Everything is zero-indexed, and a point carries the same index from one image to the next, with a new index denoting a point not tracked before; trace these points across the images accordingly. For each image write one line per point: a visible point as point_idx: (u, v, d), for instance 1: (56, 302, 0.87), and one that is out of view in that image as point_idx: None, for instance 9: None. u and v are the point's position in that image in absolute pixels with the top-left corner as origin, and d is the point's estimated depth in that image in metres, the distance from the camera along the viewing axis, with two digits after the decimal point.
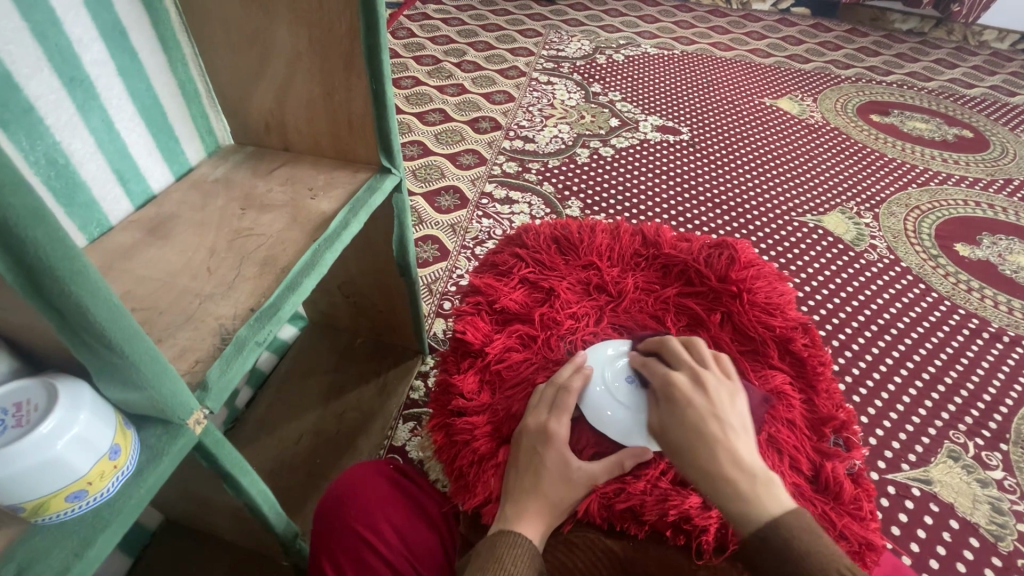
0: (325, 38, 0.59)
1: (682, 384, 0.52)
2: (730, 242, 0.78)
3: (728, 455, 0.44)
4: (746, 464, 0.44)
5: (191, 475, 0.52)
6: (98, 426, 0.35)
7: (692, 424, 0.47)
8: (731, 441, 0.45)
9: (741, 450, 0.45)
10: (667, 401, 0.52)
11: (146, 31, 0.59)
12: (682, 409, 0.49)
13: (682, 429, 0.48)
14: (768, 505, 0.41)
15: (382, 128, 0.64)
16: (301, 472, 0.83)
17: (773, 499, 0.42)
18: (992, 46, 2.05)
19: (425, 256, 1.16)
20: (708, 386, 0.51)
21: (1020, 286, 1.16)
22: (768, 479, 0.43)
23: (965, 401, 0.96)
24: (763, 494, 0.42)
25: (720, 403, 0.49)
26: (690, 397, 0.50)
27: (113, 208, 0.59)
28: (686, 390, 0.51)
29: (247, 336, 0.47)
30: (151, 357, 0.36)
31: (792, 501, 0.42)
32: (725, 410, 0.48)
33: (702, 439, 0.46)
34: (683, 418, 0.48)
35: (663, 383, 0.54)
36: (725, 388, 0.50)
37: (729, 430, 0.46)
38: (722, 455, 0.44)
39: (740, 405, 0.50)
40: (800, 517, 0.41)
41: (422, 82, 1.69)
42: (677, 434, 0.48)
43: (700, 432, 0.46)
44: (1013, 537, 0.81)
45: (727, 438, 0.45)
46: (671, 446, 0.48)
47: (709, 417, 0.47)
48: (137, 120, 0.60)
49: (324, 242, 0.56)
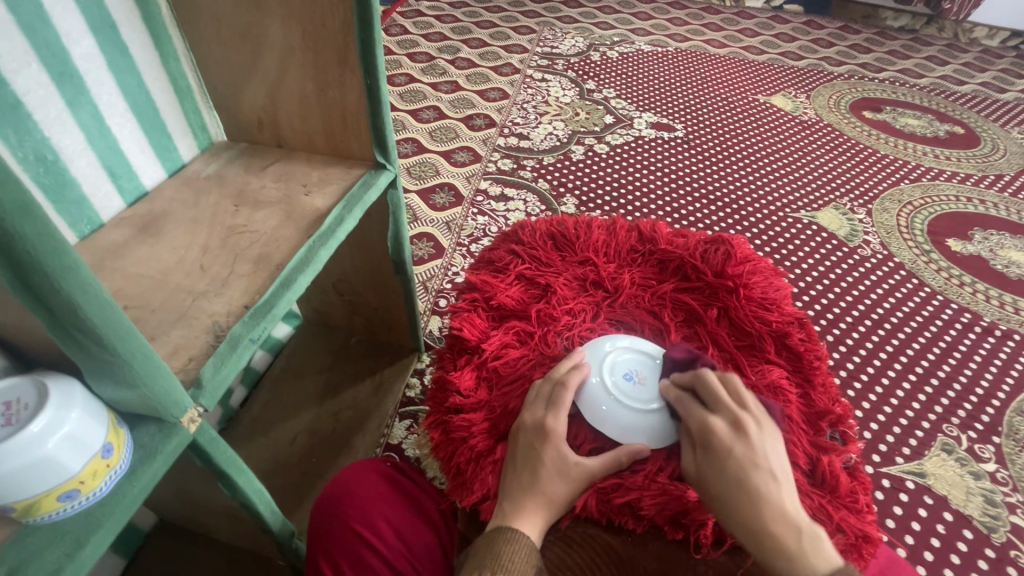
0: (318, 33, 0.58)
1: (722, 432, 0.50)
2: (726, 237, 0.78)
3: (778, 516, 0.44)
4: (794, 525, 0.44)
5: (185, 474, 0.51)
6: (91, 425, 0.35)
7: (738, 479, 0.46)
8: (777, 499, 0.45)
9: (787, 508, 0.45)
10: (706, 449, 0.50)
11: (137, 26, 0.58)
12: (725, 461, 0.48)
13: (726, 483, 0.47)
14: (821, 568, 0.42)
15: (377, 124, 0.63)
16: (297, 471, 0.83)
17: (823, 560, 0.43)
18: (983, 43, 2.06)
19: (420, 253, 1.16)
20: (750, 434, 0.49)
21: (1011, 280, 1.17)
22: (814, 538, 0.44)
23: (958, 395, 0.97)
24: (813, 556, 0.43)
25: (763, 455, 0.48)
26: (732, 447, 0.49)
27: (104, 205, 0.58)
28: (727, 439, 0.49)
29: (241, 333, 0.47)
30: (145, 355, 0.36)
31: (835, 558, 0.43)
32: (769, 463, 0.48)
33: (750, 497, 0.45)
34: (727, 471, 0.47)
35: (699, 426, 0.52)
36: (765, 437, 0.50)
37: (774, 486, 0.46)
38: (770, 516, 0.44)
39: (779, 453, 0.50)
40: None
41: (416, 79, 1.68)
42: (721, 489, 0.47)
43: (748, 488, 0.46)
44: (1006, 529, 0.82)
45: (777, 497, 0.45)
46: (713, 499, 0.47)
47: (754, 472, 0.47)
48: (128, 116, 0.59)
49: (319, 239, 0.56)
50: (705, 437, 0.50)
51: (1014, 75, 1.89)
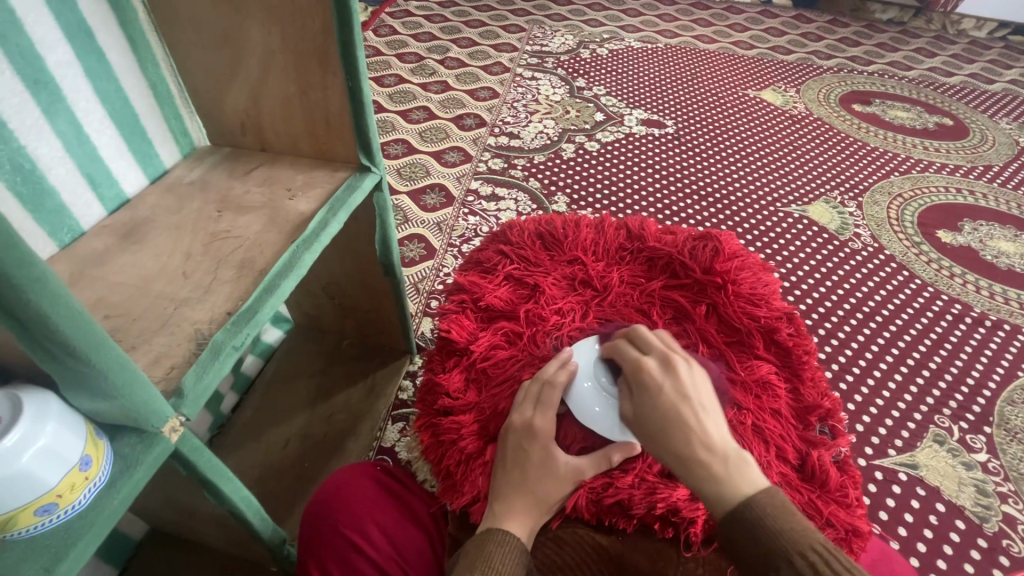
0: (298, 36, 0.57)
1: (652, 369, 0.52)
2: (714, 233, 0.78)
3: (703, 442, 0.45)
4: (718, 446, 0.45)
5: (171, 482, 0.51)
6: (67, 437, 0.34)
7: (664, 408, 0.48)
8: (702, 423, 0.47)
9: (712, 431, 0.46)
10: (638, 388, 0.52)
11: (113, 31, 0.58)
12: (654, 394, 0.50)
13: (655, 413, 0.48)
14: (742, 485, 0.43)
15: (360, 126, 0.63)
16: (289, 476, 0.82)
17: (748, 480, 0.43)
18: (971, 34, 2.07)
19: (411, 255, 1.15)
20: (679, 370, 0.51)
21: (1001, 271, 1.18)
22: (739, 459, 0.45)
23: (949, 386, 0.97)
24: (735, 474, 0.44)
25: (691, 387, 0.49)
26: (661, 382, 0.50)
27: (85, 213, 0.58)
28: (657, 375, 0.51)
29: (224, 340, 0.46)
30: (120, 365, 0.36)
31: (763, 480, 0.44)
32: (698, 395, 0.49)
33: (676, 423, 0.47)
34: (656, 403, 0.49)
35: (633, 367, 0.54)
36: (694, 374, 0.51)
37: (702, 415, 0.47)
38: (693, 440, 0.45)
39: (710, 390, 0.51)
40: (773, 495, 0.42)
41: (406, 80, 1.68)
42: (652, 419, 0.48)
43: (675, 416, 0.47)
44: (998, 519, 0.82)
45: (703, 424, 0.46)
46: (646, 431, 0.49)
47: (681, 401, 0.48)
48: (107, 122, 0.59)
49: (302, 244, 0.55)
50: (637, 376, 0.52)
51: (1003, 66, 1.90)
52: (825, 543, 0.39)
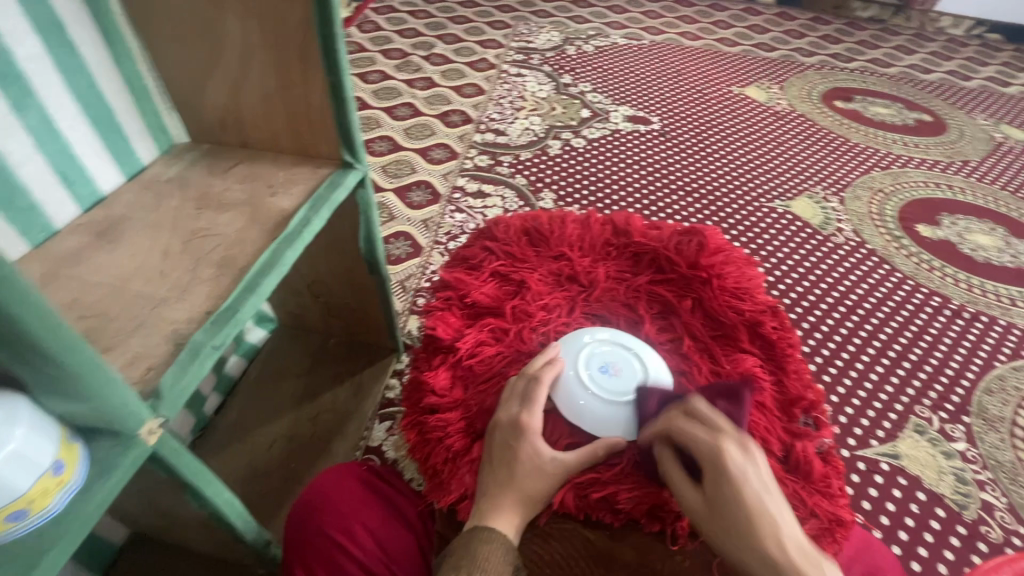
0: (277, 30, 0.56)
1: (733, 454, 0.46)
2: (699, 228, 0.79)
3: (804, 556, 0.41)
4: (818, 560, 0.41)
5: (151, 485, 0.50)
6: (39, 442, 0.34)
7: (755, 512, 0.43)
8: (792, 528, 0.42)
9: (800, 537, 0.42)
10: (715, 476, 0.45)
11: (85, 24, 0.56)
12: (740, 488, 0.44)
13: (743, 513, 0.43)
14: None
15: (342, 123, 0.62)
16: (275, 478, 0.81)
17: None
18: (948, 32, 2.10)
19: (397, 253, 1.14)
20: (760, 463, 0.46)
21: (979, 264, 1.20)
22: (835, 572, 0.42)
23: (929, 377, 0.99)
24: None
25: (771, 482, 0.45)
26: (745, 475, 0.45)
27: (58, 212, 0.56)
28: (740, 462, 0.45)
29: (203, 340, 0.45)
30: (93, 366, 0.35)
31: None
32: (781, 496, 0.44)
33: (770, 529, 0.42)
34: (745, 501, 0.43)
35: (707, 448, 0.47)
36: (765, 461, 0.46)
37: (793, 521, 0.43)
38: (793, 553, 0.41)
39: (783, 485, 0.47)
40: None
41: (391, 76, 1.66)
42: (740, 523, 0.42)
43: (769, 522, 0.42)
44: (977, 506, 0.84)
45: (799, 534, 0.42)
46: (728, 533, 0.43)
47: (769, 501, 0.43)
48: (80, 118, 0.57)
49: (284, 241, 0.54)
50: (715, 461, 0.46)
51: (979, 63, 1.93)
52: None
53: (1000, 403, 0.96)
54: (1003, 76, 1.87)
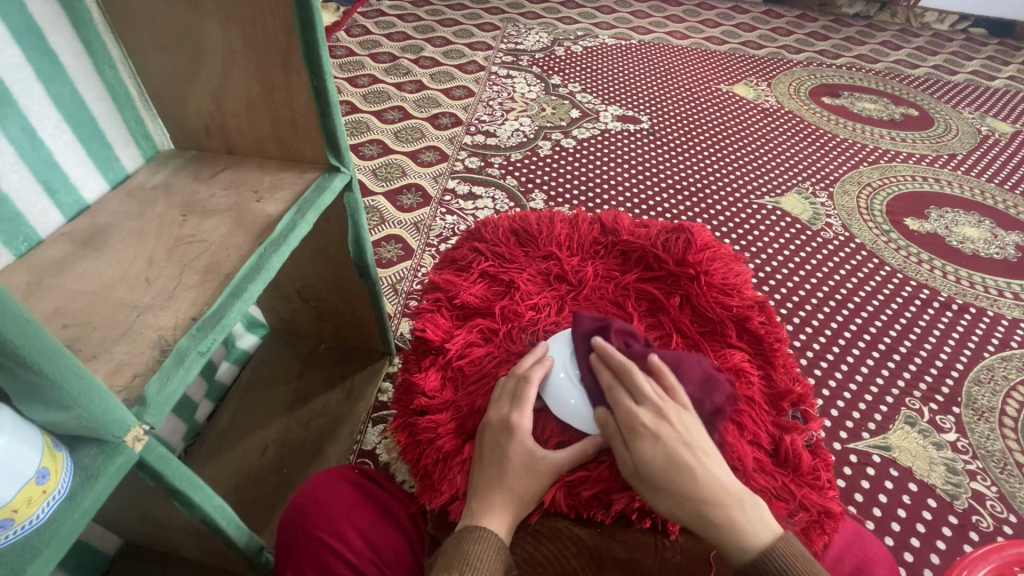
0: (258, 37, 0.56)
1: (647, 419, 0.51)
2: (686, 225, 0.79)
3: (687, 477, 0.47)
4: (733, 498, 0.46)
5: (139, 493, 0.49)
6: (21, 452, 0.34)
7: (668, 460, 0.47)
8: (716, 475, 0.47)
9: (724, 480, 0.47)
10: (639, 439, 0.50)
11: (66, 33, 0.56)
12: (656, 446, 0.49)
13: (663, 476, 0.47)
14: (763, 537, 0.45)
15: (327, 126, 0.62)
16: (267, 485, 0.81)
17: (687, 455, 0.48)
18: (933, 27, 2.13)
19: (388, 256, 1.14)
20: (671, 420, 0.51)
21: (967, 256, 1.21)
22: (753, 508, 0.47)
23: (918, 368, 1.00)
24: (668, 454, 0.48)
25: (687, 433, 0.50)
26: (656, 429, 0.50)
27: (42, 220, 0.56)
28: (651, 423, 0.50)
29: (188, 347, 0.45)
30: (76, 374, 0.35)
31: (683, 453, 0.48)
32: (698, 445, 0.49)
33: (686, 478, 0.47)
34: (661, 458, 0.48)
35: (623, 414, 0.52)
36: (686, 418, 0.51)
37: (704, 465, 0.48)
38: (685, 460, 0.48)
39: (701, 435, 0.51)
40: (791, 543, 0.45)
41: (380, 80, 1.66)
42: (660, 481, 0.47)
43: (678, 470, 0.47)
44: (967, 495, 0.85)
45: (704, 474, 0.47)
46: (655, 494, 0.48)
47: (687, 453, 0.48)
48: (63, 127, 0.57)
49: (270, 246, 0.54)
50: (632, 426, 0.51)
51: (964, 57, 1.95)
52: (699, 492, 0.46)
53: (989, 393, 0.97)
54: (988, 69, 1.89)
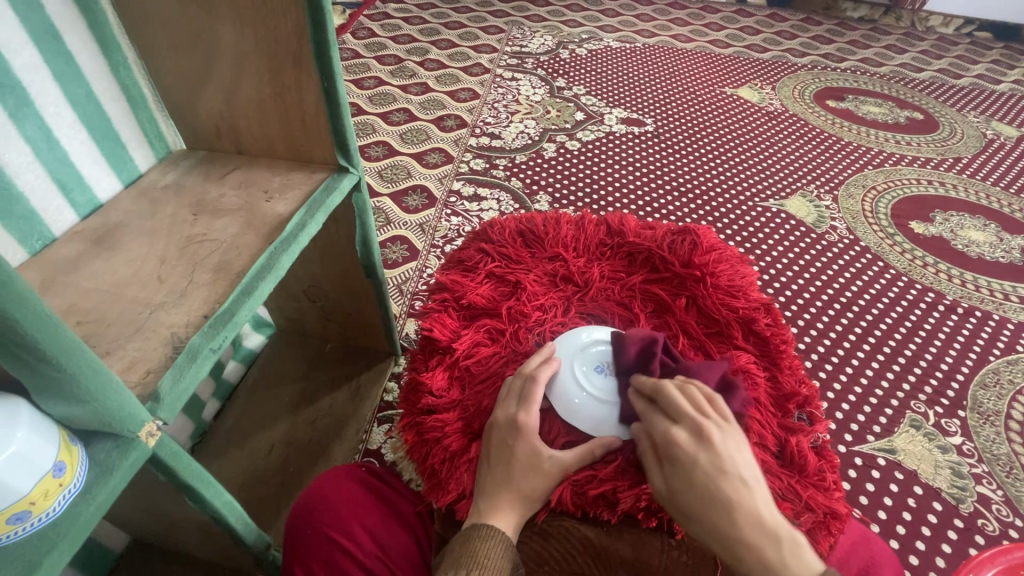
0: (270, 37, 0.57)
1: (686, 443, 0.49)
2: (692, 227, 0.80)
3: (727, 512, 0.45)
4: (770, 537, 0.44)
5: (150, 489, 0.50)
6: (38, 445, 0.34)
7: (705, 492, 0.46)
8: (755, 509, 0.45)
9: (764, 514, 0.45)
10: (674, 465, 0.48)
11: (82, 34, 0.57)
12: (693, 475, 0.47)
13: (699, 506, 0.46)
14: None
15: (337, 127, 0.63)
16: (274, 483, 0.82)
17: (726, 484, 0.46)
18: (938, 31, 2.13)
19: (394, 257, 1.15)
20: (712, 444, 0.48)
21: (972, 259, 1.21)
22: (794, 546, 0.44)
23: (923, 372, 1.00)
24: (709, 484, 0.46)
25: (729, 461, 0.48)
26: (694, 455, 0.48)
27: (56, 219, 0.57)
28: (688, 449, 0.48)
29: (200, 344, 0.46)
30: (93, 369, 0.36)
31: (726, 483, 0.46)
32: (738, 472, 0.47)
33: (722, 511, 0.45)
34: (698, 488, 0.46)
35: (661, 436, 0.51)
36: (729, 442, 0.49)
37: (743, 496, 0.46)
38: (724, 489, 0.46)
39: (746, 459, 0.49)
40: None
41: (385, 82, 1.67)
42: (694, 514, 0.46)
43: (715, 500, 0.45)
44: (973, 499, 0.84)
45: (744, 507, 0.45)
46: (689, 522, 0.46)
47: (726, 485, 0.46)
48: (77, 127, 0.58)
49: (280, 245, 0.55)
50: (670, 451, 0.49)
51: (969, 61, 1.95)
52: (735, 526, 0.44)
53: (995, 397, 0.97)
54: (993, 73, 1.89)
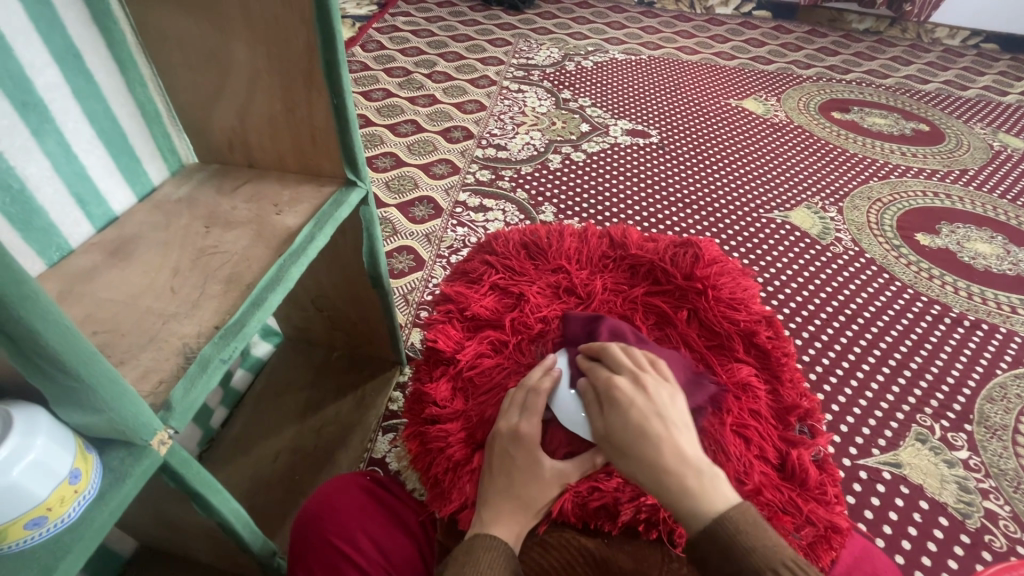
0: (282, 56, 0.59)
1: (623, 386, 0.53)
2: (694, 240, 0.81)
3: (652, 439, 0.47)
4: (690, 463, 0.45)
5: (159, 495, 0.51)
6: (56, 452, 0.36)
7: (635, 422, 0.49)
8: (679, 440, 0.47)
9: (687, 449, 0.47)
10: (612, 405, 0.53)
11: (102, 53, 0.59)
12: (627, 409, 0.51)
13: (629, 434, 0.49)
14: (717, 501, 0.43)
15: (346, 143, 0.64)
16: (279, 490, 0.83)
17: (656, 418, 0.49)
18: (944, 43, 2.13)
19: (400, 267, 1.16)
20: (647, 387, 0.53)
21: (979, 272, 1.21)
22: (713, 478, 0.45)
23: (930, 385, 0.99)
24: (640, 417, 0.49)
25: (660, 402, 0.51)
26: (631, 397, 0.52)
27: (73, 231, 0.59)
28: (626, 391, 0.53)
29: (211, 354, 0.47)
30: (110, 380, 0.37)
31: (656, 417, 0.49)
32: (668, 412, 0.50)
33: (646, 437, 0.48)
34: (629, 419, 0.50)
35: (604, 385, 0.55)
36: (664, 390, 0.53)
37: (671, 428, 0.48)
38: (653, 422, 0.49)
39: (679, 407, 0.52)
40: (745, 513, 0.42)
41: (393, 94, 1.70)
42: (623, 442, 0.49)
43: (643, 429, 0.48)
44: (980, 514, 0.84)
45: (669, 435, 0.47)
46: (620, 454, 0.49)
47: (655, 418, 0.49)
48: (96, 142, 0.60)
49: (290, 257, 0.56)
50: (610, 394, 0.54)
51: (976, 73, 1.96)
52: (658, 449, 0.47)
53: (1002, 411, 0.96)
54: (999, 85, 1.89)
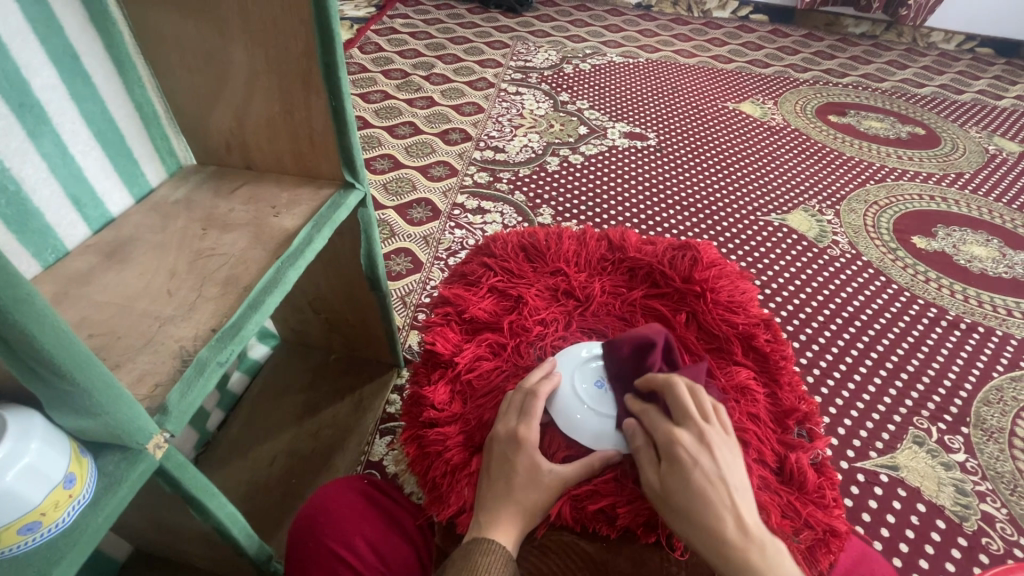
0: (280, 58, 0.59)
1: (687, 444, 0.48)
2: (693, 243, 0.81)
3: (718, 514, 0.44)
4: (756, 541, 0.43)
5: (155, 499, 0.51)
6: (50, 456, 0.35)
7: (699, 493, 0.45)
8: (744, 512, 0.45)
9: (752, 524, 0.44)
10: (673, 464, 0.48)
11: (100, 54, 0.59)
12: (690, 474, 0.46)
13: (692, 504, 0.45)
14: None
15: (344, 145, 0.64)
16: (276, 493, 0.82)
17: (722, 488, 0.45)
18: (940, 47, 2.14)
19: (398, 269, 1.16)
20: (713, 448, 0.48)
21: (974, 274, 1.21)
22: (777, 555, 0.44)
23: (926, 388, 1.00)
24: (705, 487, 0.45)
25: (726, 466, 0.47)
26: (695, 459, 0.47)
27: (69, 233, 0.58)
28: (689, 450, 0.48)
29: (208, 357, 0.47)
30: (105, 384, 0.37)
31: (723, 487, 0.45)
32: (733, 479, 0.46)
33: (711, 511, 0.44)
34: (692, 487, 0.46)
35: (663, 436, 0.50)
36: (728, 448, 0.49)
37: (736, 501, 0.45)
38: (719, 492, 0.45)
39: (741, 468, 0.48)
40: None
41: (391, 96, 1.70)
42: (684, 512, 0.45)
43: (709, 502, 0.45)
44: (977, 517, 0.84)
45: (735, 511, 0.44)
46: (677, 520, 0.46)
47: (720, 488, 0.45)
48: (93, 143, 0.60)
49: (287, 259, 0.56)
50: (670, 450, 0.48)
51: (971, 77, 1.97)
52: (724, 527, 0.44)
53: (998, 413, 0.96)
54: (994, 89, 1.90)
